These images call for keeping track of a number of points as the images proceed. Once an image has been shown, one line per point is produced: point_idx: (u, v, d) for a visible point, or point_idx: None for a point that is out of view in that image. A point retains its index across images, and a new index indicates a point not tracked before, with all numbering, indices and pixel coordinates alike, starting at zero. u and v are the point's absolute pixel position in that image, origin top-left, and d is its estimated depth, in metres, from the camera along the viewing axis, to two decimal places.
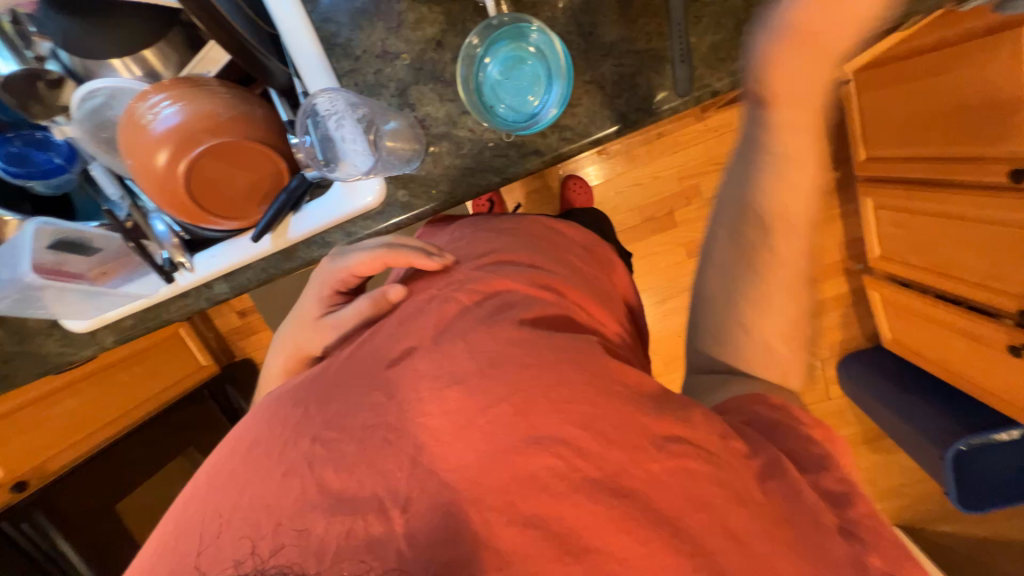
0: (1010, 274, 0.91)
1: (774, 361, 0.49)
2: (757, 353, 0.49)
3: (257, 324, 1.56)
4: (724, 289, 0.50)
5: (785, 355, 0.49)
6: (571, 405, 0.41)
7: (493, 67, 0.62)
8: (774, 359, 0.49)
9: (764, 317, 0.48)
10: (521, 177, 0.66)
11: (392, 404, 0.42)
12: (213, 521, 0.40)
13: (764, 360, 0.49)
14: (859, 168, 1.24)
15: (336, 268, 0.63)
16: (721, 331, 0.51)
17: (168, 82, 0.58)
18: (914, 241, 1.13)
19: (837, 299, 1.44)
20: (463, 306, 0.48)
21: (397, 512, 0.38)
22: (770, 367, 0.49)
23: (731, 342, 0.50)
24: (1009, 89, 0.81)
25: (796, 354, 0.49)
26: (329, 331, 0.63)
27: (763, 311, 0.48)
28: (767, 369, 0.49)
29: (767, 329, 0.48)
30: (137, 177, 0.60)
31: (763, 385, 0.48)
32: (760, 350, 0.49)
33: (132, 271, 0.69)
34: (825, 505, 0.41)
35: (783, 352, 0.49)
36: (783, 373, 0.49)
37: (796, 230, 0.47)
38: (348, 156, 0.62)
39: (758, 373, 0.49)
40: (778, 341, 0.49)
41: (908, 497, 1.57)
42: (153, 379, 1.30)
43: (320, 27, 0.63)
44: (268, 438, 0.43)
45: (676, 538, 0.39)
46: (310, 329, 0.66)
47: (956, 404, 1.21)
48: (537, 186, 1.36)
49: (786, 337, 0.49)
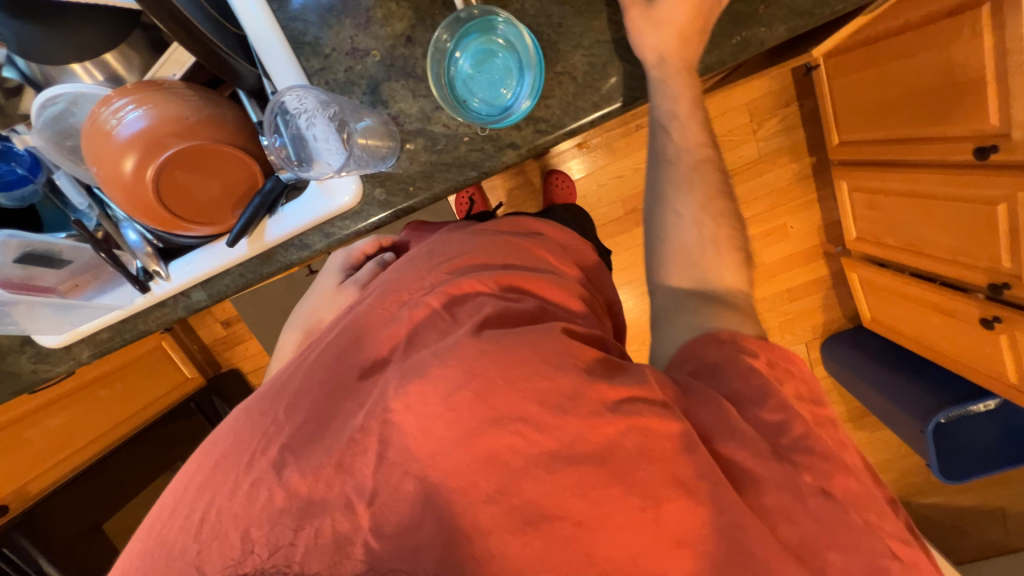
0: (983, 251, 0.92)
1: (727, 271, 0.51)
2: (711, 268, 0.51)
3: (242, 333, 1.67)
4: (669, 207, 0.53)
5: (735, 263, 0.51)
6: (528, 382, 0.40)
7: (464, 61, 0.61)
8: (727, 270, 0.51)
9: (709, 230, 0.52)
10: (498, 171, 0.64)
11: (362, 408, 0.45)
12: (184, 532, 0.43)
13: (719, 273, 0.51)
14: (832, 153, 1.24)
15: (347, 254, 0.80)
16: (676, 258, 0.52)
17: (131, 86, 0.57)
18: (888, 225, 1.14)
19: (818, 282, 1.45)
20: (432, 310, 0.50)
21: (364, 507, 0.41)
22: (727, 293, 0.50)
23: (688, 271, 0.51)
24: (970, 70, 0.81)
25: (743, 269, 0.52)
26: (349, 287, 0.74)
27: (702, 224, 0.52)
28: (723, 281, 0.50)
29: (711, 240, 0.51)
30: (103, 183, 0.58)
31: (731, 328, 0.48)
32: (713, 264, 0.51)
33: (105, 282, 0.71)
34: (793, 456, 0.38)
35: (733, 261, 0.51)
36: (740, 281, 0.51)
37: (699, 147, 0.55)
38: (323, 155, 0.62)
39: (719, 289, 0.50)
40: (725, 253, 0.52)
41: (897, 473, 1.59)
42: (136, 394, 1.39)
43: (288, 26, 0.61)
44: (235, 450, 0.46)
45: (629, 490, 0.38)
46: (329, 296, 0.75)
47: (934, 380, 1.23)
48: (519, 183, 1.36)
49: (730, 243, 0.52)
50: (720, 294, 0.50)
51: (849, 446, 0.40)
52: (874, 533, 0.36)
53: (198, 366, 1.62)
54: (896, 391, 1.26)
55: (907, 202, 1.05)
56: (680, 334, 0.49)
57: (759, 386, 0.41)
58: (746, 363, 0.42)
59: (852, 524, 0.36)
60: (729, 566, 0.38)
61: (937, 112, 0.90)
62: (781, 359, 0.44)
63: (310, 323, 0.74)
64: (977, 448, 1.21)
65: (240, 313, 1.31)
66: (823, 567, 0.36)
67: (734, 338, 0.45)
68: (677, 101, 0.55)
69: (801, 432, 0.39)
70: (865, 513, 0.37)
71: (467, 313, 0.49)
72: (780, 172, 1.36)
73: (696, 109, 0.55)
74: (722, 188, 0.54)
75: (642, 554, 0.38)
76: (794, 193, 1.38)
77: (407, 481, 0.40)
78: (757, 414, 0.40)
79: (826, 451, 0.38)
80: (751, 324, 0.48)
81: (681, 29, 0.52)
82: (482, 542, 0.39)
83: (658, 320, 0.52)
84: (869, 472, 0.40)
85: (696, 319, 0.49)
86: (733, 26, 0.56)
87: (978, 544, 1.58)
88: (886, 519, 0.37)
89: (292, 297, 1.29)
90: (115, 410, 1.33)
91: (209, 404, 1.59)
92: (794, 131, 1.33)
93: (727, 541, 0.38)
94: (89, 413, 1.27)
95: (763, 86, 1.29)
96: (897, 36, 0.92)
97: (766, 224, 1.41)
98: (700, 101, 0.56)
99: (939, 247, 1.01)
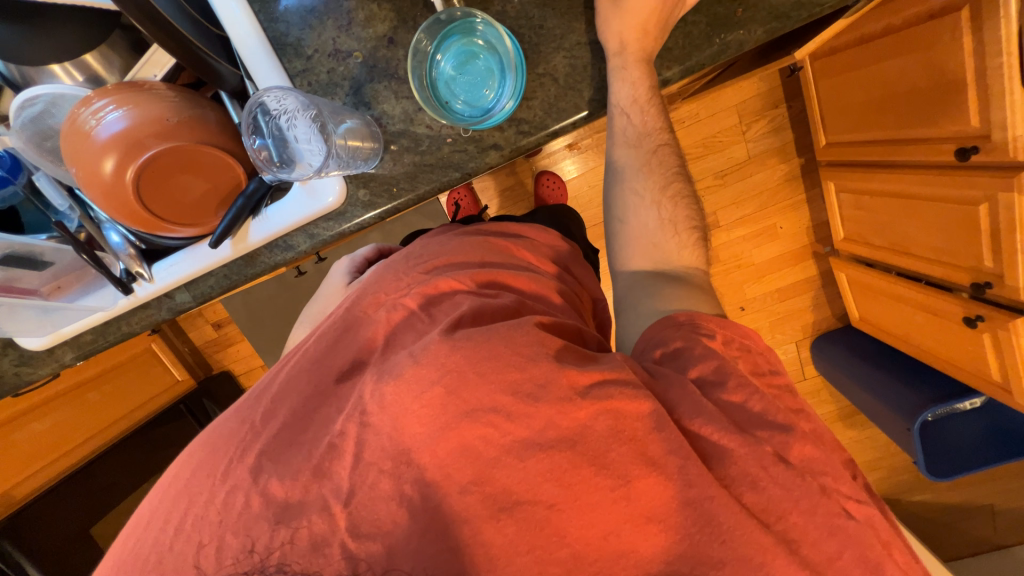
0: (964, 250, 0.93)
1: (684, 248, 0.56)
2: (669, 246, 0.56)
3: (233, 335, 1.68)
4: (633, 197, 0.58)
5: (691, 240, 0.57)
6: (500, 373, 0.40)
7: (446, 63, 0.61)
8: (683, 246, 0.56)
9: (670, 215, 0.57)
10: (481, 172, 0.64)
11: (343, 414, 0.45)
12: (158, 544, 0.44)
13: (677, 250, 0.56)
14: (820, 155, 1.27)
15: (351, 260, 0.81)
16: (641, 243, 0.57)
17: (112, 86, 0.56)
18: (874, 225, 1.16)
19: (807, 281, 1.47)
20: (409, 311, 0.51)
21: (339, 508, 0.40)
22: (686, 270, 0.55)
23: (654, 254, 0.56)
24: (952, 72, 0.83)
25: (702, 247, 0.57)
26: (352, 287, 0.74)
27: (660, 206, 0.57)
28: (681, 257, 0.56)
29: (669, 221, 0.57)
30: (82, 185, 0.58)
31: (691, 302, 0.51)
32: (671, 243, 0.56)
33: (88, 284, 0.70)
34: (761, 434, 0.38)
35: (689, 238, 0.56)
36: (694, 255, 0.56)
37: (657, 134, 0.59)
38: (304, 156, 0.62)
39: (677, 265, 0.56)
40: (685, 234, 0.57)
41: (889, 471, 1.60)
42: (123, 398, 1.38)
43: (270, 28, 0.62)
44: (211, 459, 0.47)
45: (600, 471, 0.38)
46: (333, 298, 0.76)
47: (920, 377, 1.24)
48: (511, 184, 1.38)
49: (687, 223, 0.57)
50: (679, 270, 0.55)
51: (807, 413, 0.41)
52: (830, 497, 0.36)
53: (189, 369, 1.62)
54: (882, 386, 1.27)
55: (894, 202, 1.06)
56: (644, 317, 0.52)
57: (719, 368, 0.42)
58: (704, 347, 0.43)
59: (811, 490, 0.36)
60: (699, 540, 0.36)
61: (924, 114, 0.91)
62: (737, 337, 0.45)
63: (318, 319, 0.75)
64: (965, 445, 1.21)
65: (232, 316, 1.30)
66: (786, 531, 0.35)
67: (691, 319, 0.47)
68: (637, 88, 0.56)
69: (762, 408, 0.39)
70: (821, 479, 0.37)
71: (444, 312, 0.49)
72: (768, 174, 1.38)
73: (655, 96, 0.57)
74: (678, 171, 0.59)
75: (615, 533, 0.37)
76: (782, 195, 1.40)
77: (383, 479, 0.40)
78: (721, 395, 0.40)
79: (785, 423, 0.38)
80: (710, 304, 0.51)
81: (643, 21, 0.54)
82: (456, 531, 0.38)
83: (623, 299, 0.56)
84: (830, 440, 0.40)
85: (658, 304, 0.52)
86: (712, 29, 0.56)
87: (970, 542, 1.58)
88: (842, 482, 0.37)
89: (284, 300, 1.29)
90: (103, 413, 1.32)
91: (199, 406, 1.55)
92: (782, 132, 1.35)
93: (697, 514, 0.36)
94: (81, 415, 1.26)
95: (751, 87, 1.31)
96: (881, 39, 0.93)
97: (755, 224, 1.43)
98: (655, 90, 0.57)
99: (924, 247, 1.03)
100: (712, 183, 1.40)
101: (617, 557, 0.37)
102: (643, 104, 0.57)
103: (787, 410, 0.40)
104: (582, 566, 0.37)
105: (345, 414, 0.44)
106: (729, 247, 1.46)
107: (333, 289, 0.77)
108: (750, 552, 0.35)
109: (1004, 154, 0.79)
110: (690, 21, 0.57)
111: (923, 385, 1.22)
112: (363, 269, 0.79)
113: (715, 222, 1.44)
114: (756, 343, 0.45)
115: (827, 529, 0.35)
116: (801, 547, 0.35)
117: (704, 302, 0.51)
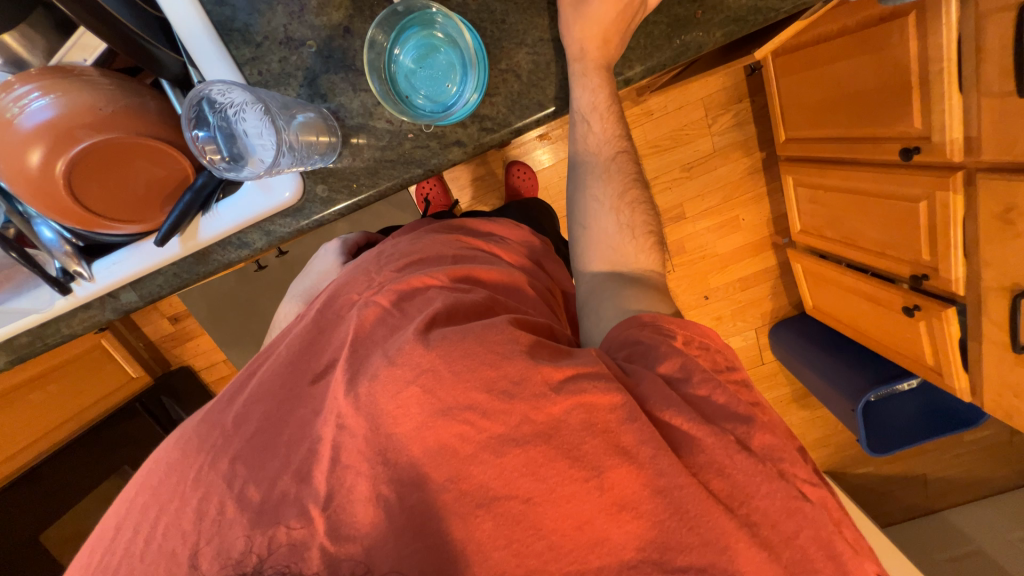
0: (903, 243, 1.00)
1: (642, 251, 0.57)
2: (627, 249, 0.56)
3: (192, 329, 1.58)
4: (590, 203, 0.58)
5: (649, 244, 0.57)
6: (476, 372, 0.39)
7: (404, 57, 0.59)
8: (641, 250, 0.57)
9: (626, 221, 0.57)
10: (443, 169, 0.63)
11: (317, 419, 0.44)
12: (127, 555, 0.43)
13: (634, 253, 0.56)
14: (781, 150, 1.31)
15: (341, 241, 0.79)
16: (598, 247, 0.57)
17: (37, 72, 0.51)
18: (827, 220, 1.22)
19: (766, 271, 1.54)
20: (382, 311, 0.48)
21: (317, 511, 0.40)
22: (641, 272, 0.56)
23: (613, 257, 0.57)
24: (899, 74, 0.87)
25: (659, 251, 0.58)
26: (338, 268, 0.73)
27: (619, 212, 0.57)
28: (638, 260, 0.56)
29: (628, 226, 0.57)
30: (5, 179, 0.53)
31: (651, 303, 0.52)
32: (628, 246, 0.57)
33: (20, 284, 0.65)
34: (729, 428, 0.39)
35: (647, 242, 0.57)
36: (652, 258, 0.57)
37: (616, 141, 0.60)
38: (256, 151, 0.60)
39: (634, 267, 0.56)
40: (641, 237, 0.57)
41: (840, 447, 1.70)
42: (70, 399, 1.31)
43: (214, 11, 0.58)
44: (179, 467, 0.45)
45: (575, 463, 0.38)
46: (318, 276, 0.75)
47: (864, 362, 1.33)
48: (482, 174, 1.37)
49: (644, 227, 0.58)
50: (637, 274, 0.56)
51: (764, 405, 0.43)
52: (787, 480, 0.38)
53: (145, 365, 1.52)
54: (829, 370, 1.35)
55: (845, 197, 1.12)
56: (607, 319, 0.52)
57: (684, 365, 0.42)
58: (668, 345, 0.44)
59: (770, 475, 0.37)
60: (671, 526, 0.37)
61: (870, 115, 0.97)
62: (697, 335, 0.46)
63: (311, 294, 0.73)
64: (902, 424, 1.31)
65: (190, 311, 1.23)
66: (749, 514, 0.37)
67: (655, 320, 0.47)
68: (597, 95, 0.56)
69: (725, 400, 0.40)
70: (780, 464, 0.38)
71: (417, 308, 0.48)
72: (731, 167, 1.43)
73: (614, 103, 0.58)
74: (636, 177, 0.59)
75: (590, 522, 0.38)
76: (744, 186, 1.45)
77: (360, 481, 0.40)
78: (688, 389, 0.41)
79: (746, 414, 0.39)
80: (667, 303, 0.53)
81: (604, 29, 0.54)
82: (434, 527, 0.39)
83: (586, 303, 0.56)
84: (785, 428, 0.42)
85: (622, 304, 0.52)
86: (672, 30, 0.57)
87: (906, 508, 1.71)
88: (798, 466, 0.39)
89: (245, 295, 1.23)
90: (46, 416, 1.24)
91: (156, 402, 1.48)
92: (746, 126, 1.40)
93: (668, 503, 0.37)
94: (17, 421, 1.19)
95: (717, 82, 1.35)
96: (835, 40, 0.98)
97: (719, 216, 1.48)
98: (615, 96, 0.58)
99: (871, 241, 1.09)
100: (679, 175, 1.44)
101: (591, 545, 0.38)
102: (601, 111, 0.58)
103: (748, 403, 0.41)
104: (557, 557, 0.38)
105: (322, 417, 0.44)
106: (695, 238, 1.50)
107: (317, 267, 0.76)
108: (714, 536, 0.36)
109: (943, 154, 0.84)
110: (651, 21, 0.57)
111: (868, 370, 1.30)
112: (354, 251, 0.78)
113: (682, 213, 1.48)
114: (714, 341, 0.47)
115: (786, 511, 0.37)
116: (763, 530, 0.37)
117: (661, 302, 0.52)
